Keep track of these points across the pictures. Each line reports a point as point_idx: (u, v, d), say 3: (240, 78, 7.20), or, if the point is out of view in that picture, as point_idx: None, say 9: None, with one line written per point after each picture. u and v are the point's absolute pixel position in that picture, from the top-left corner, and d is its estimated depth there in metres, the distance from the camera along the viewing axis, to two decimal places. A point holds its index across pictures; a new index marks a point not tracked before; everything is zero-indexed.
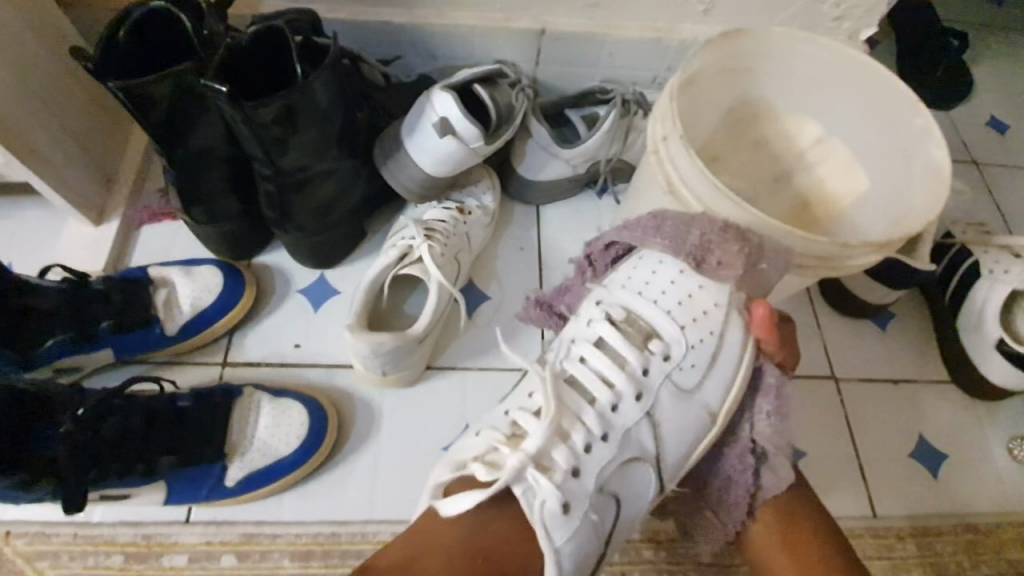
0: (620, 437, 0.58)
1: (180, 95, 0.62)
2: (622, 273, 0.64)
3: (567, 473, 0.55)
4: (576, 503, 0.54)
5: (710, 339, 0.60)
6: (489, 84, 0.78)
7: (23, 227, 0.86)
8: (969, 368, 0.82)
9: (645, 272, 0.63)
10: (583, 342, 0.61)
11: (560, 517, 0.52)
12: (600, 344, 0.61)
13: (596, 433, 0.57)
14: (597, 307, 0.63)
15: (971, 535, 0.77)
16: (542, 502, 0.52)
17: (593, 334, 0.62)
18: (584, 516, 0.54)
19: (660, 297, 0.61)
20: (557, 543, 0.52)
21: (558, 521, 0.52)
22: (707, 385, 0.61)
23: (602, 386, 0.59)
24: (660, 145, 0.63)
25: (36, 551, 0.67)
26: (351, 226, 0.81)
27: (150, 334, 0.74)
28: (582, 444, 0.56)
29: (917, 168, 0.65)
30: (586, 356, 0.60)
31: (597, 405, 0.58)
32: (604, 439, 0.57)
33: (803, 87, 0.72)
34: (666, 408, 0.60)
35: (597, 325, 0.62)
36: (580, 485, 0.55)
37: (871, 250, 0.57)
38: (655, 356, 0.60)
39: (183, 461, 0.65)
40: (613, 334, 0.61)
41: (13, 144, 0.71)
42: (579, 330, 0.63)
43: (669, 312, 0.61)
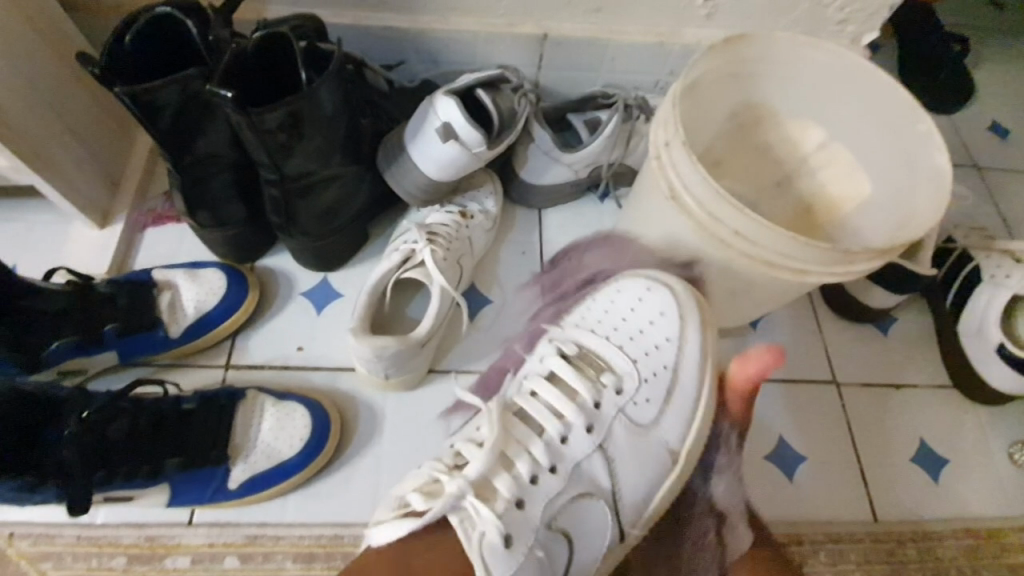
0: (569, 470, 0.57)
1: (186, 101, 0.62)
2: (577, 313, 0.67)
3: (511, 504, 0.54)
4: (520, 537, 0.53)
5: (664, 373, 0.60)
6: (492, 90, 0.78)
7: (29, 230, 0.87)
8: (970, 373, 0.82)
9: (600, 307, 0.66)
10: (534, 376, 0.62)
11: (502, 551, 0.52)
12: (553, 379, 0.62)
13: (543, 464, 0.57)
14: (549, 343, 0.64)
15: (972, 539, 0.76)
16: (480, 534, 0.52)
17: (545, 369, 0.62)
18: (527, 552, 0.53)
19: (613, 333, 0.63)
20: None
21: (499, 556, 0.51)
22: (665, 420, 0.60)
23: (551, 419, 0.59)
24: (661, 151, 0.63)
25: (40, 552, 0.67)
26: (354, 230, 0.82)
27: (154, 337, 0.75)
28: (526, 475, 0.56)
29: (918, 174, 0.65)
30: (536, 391, 0.61)
31: (544, 437, 0.58)
32: (552, 470, 0.57)
33: (805, 92, 0.72)
34: (620, 443, 0.59)
35: (548, 360, 0.62)
36: (525, 517, 0.54)
37: (872, 256, 0.57)
38: (608, 389, 0.60)
39: (189, 462, 0.66)
40: (562, 368, 0.61)
41: (19, 148, 0.72)
42: (532, 367, 0.63)
43: (621, 346, 0.62)
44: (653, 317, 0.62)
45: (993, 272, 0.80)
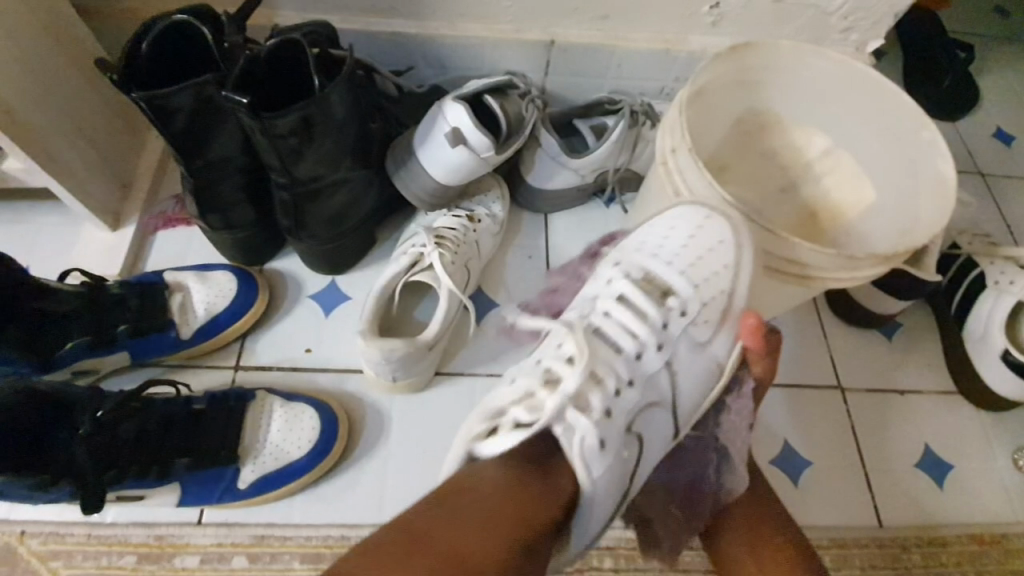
0: (644, 384, 0.55)
1: (200, 106, 0.63)
2: (634, 239, 0.62)
3: (598, 416, 0.51)
4: (612, 441, 0.50)
5: (725, 296, 0.58)
6: (500, 95, 0.79)
7: (41, 232, 0.88)
8: (975, 379, 0.82)
9: (660, 232, 0.61)
10: (605, 299, 0.58)
11: (598, 454, 0.49)
12: (621, 302, 0.58)
13: (624, 380, 0.54)
14: (615, 267, 0.60)
15: (977, 545, 0.77)
16: (574, 437, 0.49)
17: (614, 292, 0.58)
18: (618, 454, 0.51)
19: (674, 256, 0.59)
20: (595, 478, 0.49)
21: (596, 456, 0.49)
22: (718, 339, 0.58)
23: (626, 341, 0.55)
24: (668, 157, 0.64)
25: (50, 551, 0.68)
26: (362, 233, 0.83)
27: (164, 338, 0.76)
28: (613, 389, 0.53)
29: (923, 181, 0.66)
30: (608, 313, 0.57)
31: (621, 354, 0.55)
32: (631, 386, 0.54)
33: (810, 99, 0.73)
34: (683, 359, 0.57)
35: (617, 283, 0.59)
36: (614, 427, 0.51)
37: (877, 262, 0.58)
38: (676, 311, 0.57)
39: (198, 462, 0.67)
40: (632, 291, 0.58)
41: (34, 151, 0.73)
42: (599, 289, 0.60)
43: (682, 268, 0.58)
44: (713, 243, 0.58)
45: (997, 278, 0.81)
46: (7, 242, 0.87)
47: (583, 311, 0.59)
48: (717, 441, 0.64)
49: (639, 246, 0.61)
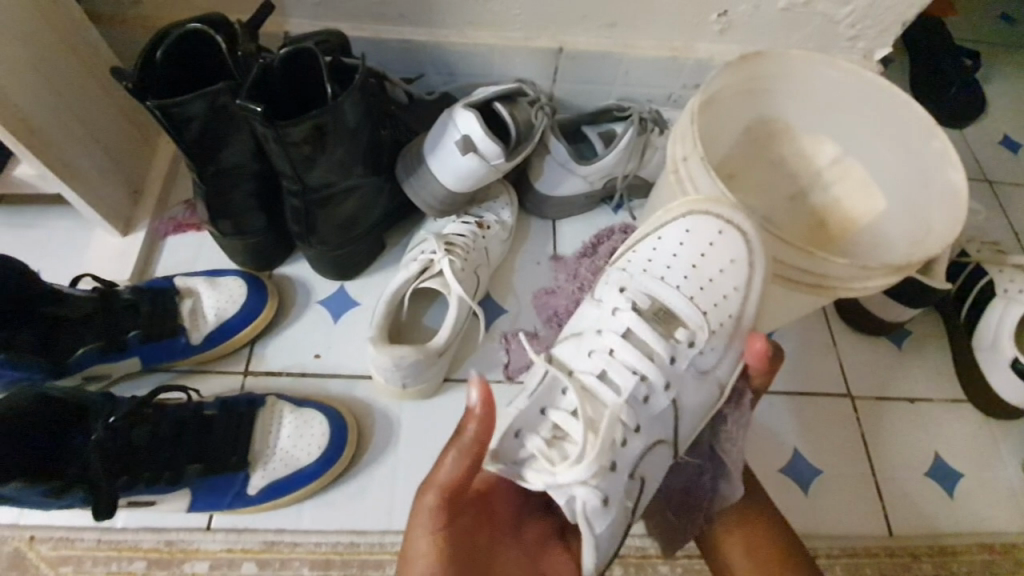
0: (648, 424, 0.56)
1: (213, 114, 0.64)
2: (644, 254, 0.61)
3: (604, 472, 0.52)
4: (614, 493, 0.53)
5: (730, 323, 0.58)
6: (509, 102, 0.79)
7: (52, 237, 0.89)
8: (985, 387, 0.82)
9: (669, 251, 0.60)
10: (610, 333, 0.58)
11: (600, 509, 0.51)
12: (627, 335, 0.58)
13: (630, 425, 0.55)
14: (623, 294, 0.59)
15: (988, 555, 0.76)
16: (581, 502, 0.51)
17: (621, 325, 0.58)
18: (619, 505, 0.53)
19: (683, 283, 0.59)
20: (597, 531, 0.52)
21: (598, 513, 0.51)
22: (723, 360, 0.59)
23: (637, 382, 0.56)
24: (679, 165, 0.64)
25: (61, 556, 0.68)
26: (372, 239, 0.83)
27: (176, 344, 0.76)
28: (618, 438, 0.54)
29: (934, 190, 0.66)
30: (615, 350, 0.58)
31: (625, 396, 0.56)
32: (636, 429, 0.56)
33: (820, 107, 0.73)
34: (687, 390, 0.58)
35: (623, 315, 0.58)
36: (617, 476, 0.53)
37: (890, 271, 0.58)
38: (683, 343, 0.57)
39: (209, 468, 0.67)
40: (640, 325, 0.58)
41: (47, 157, 0.74)
42: (605, 320, 0.59)
43: (691, 296, 0.58)
44: (723, 265, 0.59)
45: (1005, 286, 0.81)
46: (18, 247, 0.88)
47: (591, 345, 0.59)
48: (712, 449, 0.65)
49: (647, 267, 0.60)
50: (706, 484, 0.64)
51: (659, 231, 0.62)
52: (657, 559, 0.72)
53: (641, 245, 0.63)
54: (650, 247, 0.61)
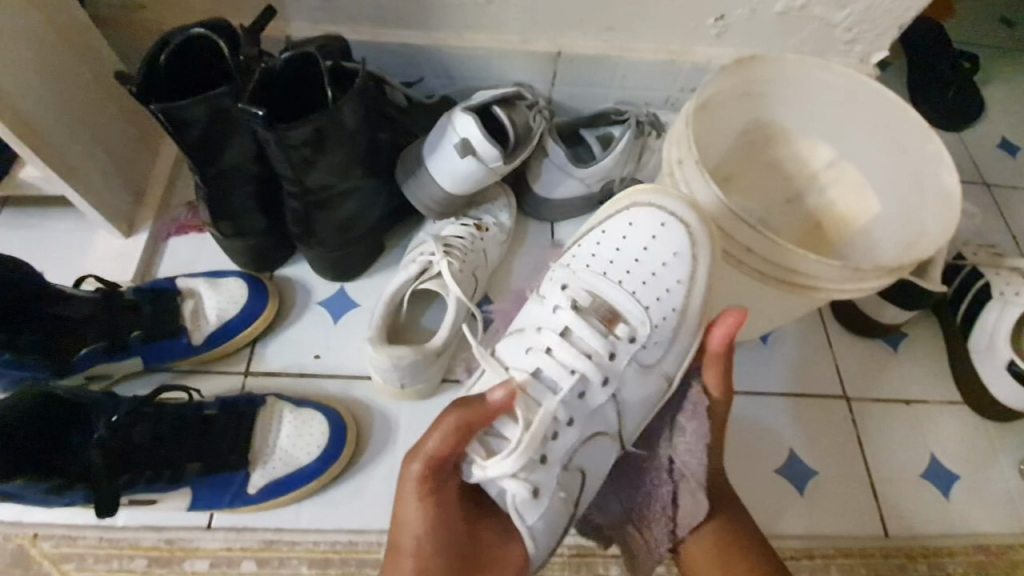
0: (585, 416, 0.60)
1: (216, 117, 0.65)
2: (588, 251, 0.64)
3: (532, 464, 0.55)
4: (545, 485, 0.56)
5: (673, 317, 0.61)
6: (507, 106, 0.80)
7: (57, 238, 0.90)
8: (981, 389, 0.83)
9: (613, 246, 0.63)
10: (549, 331, 0.61)
11: (530, 502, 0.55)
12: (565, 334, 0.61)
13: (562, 419, 0.58)
14: (563, 293, 0.62)
15: (984, 556, 0.76)
16: (512, 496, 0.55)
17: (559, 324, 0.61)
18: (552, 496, 0.57)
19: (625, 280, 0.62)
20: (529, 523, 0.56)
21: (528, 505, 0.55)
22: (669, 355, 0.62)
23: (570, 378, 0.59)
24: (674, 168, 0.65)
25: (63, 553, 0.69)
26: (372, 241, 0.84)
27: (177, 344, 0.77)
28: (549, 432, 0.57)
29: (927, 192, 0.67)
30: (552, 349, 0.60)
31: (560, 393, 0.59)
32: (570, 423, 0.59)
33: (815, 110, 0.74)
34: (628, 383, 0.61)
35: (562, 313, 0.62)
36: (548, 469, 0.57)
37: (882, 273, 0.58)
38: (622, 339, 0.60)
39: (209, 467, 0.68)
40: (577, 322, 0.61)
41: (51, 159, 0.75)
42: (546, 318, 0.63)
43: (633, 293, 0.61)
44: (667, 258, 0.61)
45: (1001, 289, 0.81)
46: (23, 248, 0.89)
47: (529, 342, 0.62)
48: (671, 463, 0.64)
49: (590, 262, 0.64)
50: (666, 497, 0.64)
51: (603, 224, 0.65)
52: None
53: (586, 239, 0.66)
54: (595, 239, 0.65)
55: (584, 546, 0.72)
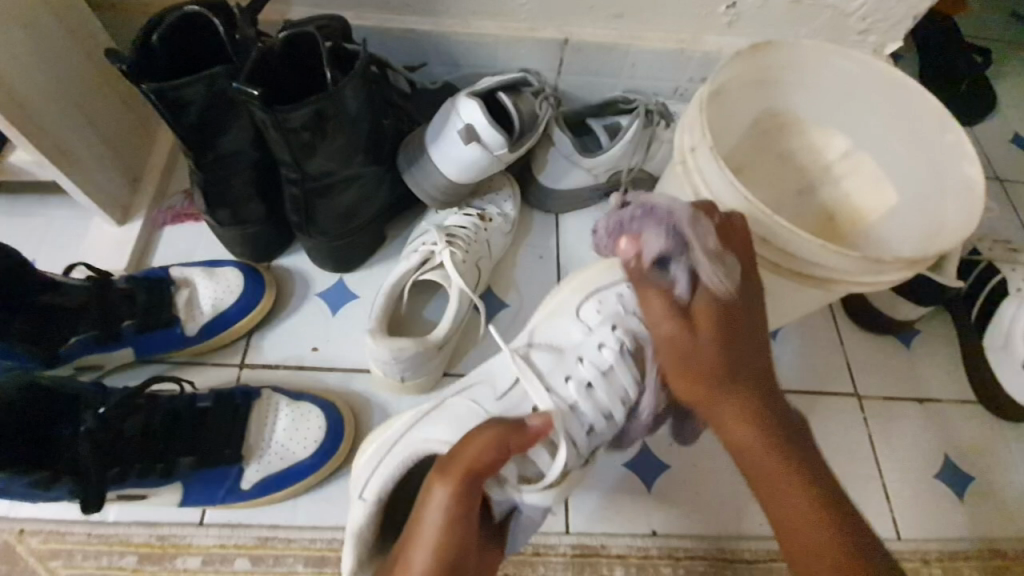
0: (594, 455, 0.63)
1: (212, 99, 0.62)
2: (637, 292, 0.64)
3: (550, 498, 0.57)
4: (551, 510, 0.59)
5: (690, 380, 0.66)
6: (513, 93, 0.77)
7: (48, 226, 0.87)
8: (995, 388, 0.80)
9: None
10: (591, 365, 0.62)
11: (534, 520, 0.58)
12: (607, 371, 0.62)
13: (584, 454, 0.60)
14: (613, 333, 0.63)
15: (999, 560, 0.74)
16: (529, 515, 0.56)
17: (602, 362, 0.62)
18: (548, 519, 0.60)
19: None
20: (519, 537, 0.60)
21: (529, 522, 0.58)
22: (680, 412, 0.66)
23: (602, 419, 0.61)
24: (686, 156, 0.62)
25: (50, 550, 0.66)
26: (372, 231, 0.82)
27: (171, 335, 0.75)
28: (574, 464, 0.59)
29: (946, 182, 0.64)
30: (591, 384, 0.61)
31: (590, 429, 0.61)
32: (587, 457, 0.61)
33: (831, 98, 0.71)
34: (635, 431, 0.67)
35: (608, 350, 0.62)
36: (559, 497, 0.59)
37: (904, 266, 0.56)
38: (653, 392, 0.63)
39: (202, 461, 0.65)
40: (621, 363, 0.62)
41: (42, 143, 0.72)
42: (590, 349, 0.63)
43: None
44: None
45: (1018, 285, 0.81)
46: (14, 235, 0.86)
47: (569, 369, 0.63)
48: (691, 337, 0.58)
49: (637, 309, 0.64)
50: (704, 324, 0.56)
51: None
52: (660, 560, 0.70)
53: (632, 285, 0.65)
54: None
55: (588, 545, 0.70)
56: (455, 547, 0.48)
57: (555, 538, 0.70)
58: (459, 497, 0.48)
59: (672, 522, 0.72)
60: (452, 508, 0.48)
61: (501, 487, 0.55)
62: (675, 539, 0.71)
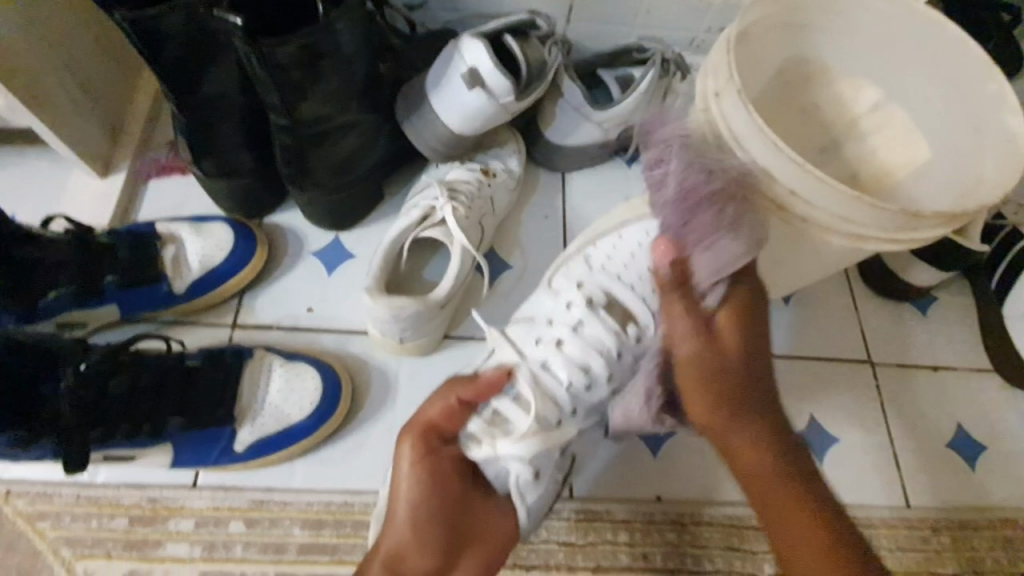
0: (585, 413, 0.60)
1: (193, 32, 0.57)
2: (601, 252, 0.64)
3: (536, 451, 0.55)
4: (546, 469, 0.56)
5: None
6: (520, 37, 0.72)
7: (25, 177, 0.82)
8: (1014, 356, 0.78)
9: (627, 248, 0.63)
10: (560, 325, 0.61)
11: (531, 483, 0.55)
12: (577, 329, 0.60)
13: (566, 409, 0.58)
14: (580, 294, 0.61)
15: (1009, 530, 0.73)
16: (514, 475, 0.54)
17: (573, 320, 0.60)
18: (550, 480, 0.57)
19: (637, 282, 0.62)
20: (528, 502, 0.56)
21: (529, 486, 0.55)
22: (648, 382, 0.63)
23: (580, 374, 0.59)
24: (710, 102, 0.58)
25: (38, 511, 0.64)
26: (368, 186, 0.77)
27: (157, 292, 0.71)
28: (554, 419, 0.57)
29: (986, 138, 0.60)
30: (564, 342, 0.60)
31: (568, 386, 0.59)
32: (572, 414, 0.59)
33: (863, 44, 0.66)
34: None
35: (577, 308, 0.61)
36: (549, 453, 0.56)
37: (941, 221, 0.52)
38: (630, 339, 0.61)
39: (192, 422, 0.63)
40: (591, 318, 0.60)
41: (14, 83, 0.67)
42: (557, 310, 0.62)
43: (645, 297, 0.62)
44: None
45: None
46: None
47: (541, 332, 0.61)
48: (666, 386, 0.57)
49: (605, 265, 0.63)
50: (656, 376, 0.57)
51: (619, 229, 0.64)
52: (665, 525, 0.69)
53: (598, 244, 0.65)
54: (609, 245, 0.64)
55: (591, 511, 0.68)
56: (422, 493, 0.54)
57: (558, 502, 0.68)
58: (421, 449, 0.55)
59: (678, 489, 0.71)
60: (417, 459, 0.55)
61: (478, 444, 0.56)
62: (681, 505, 0.70)
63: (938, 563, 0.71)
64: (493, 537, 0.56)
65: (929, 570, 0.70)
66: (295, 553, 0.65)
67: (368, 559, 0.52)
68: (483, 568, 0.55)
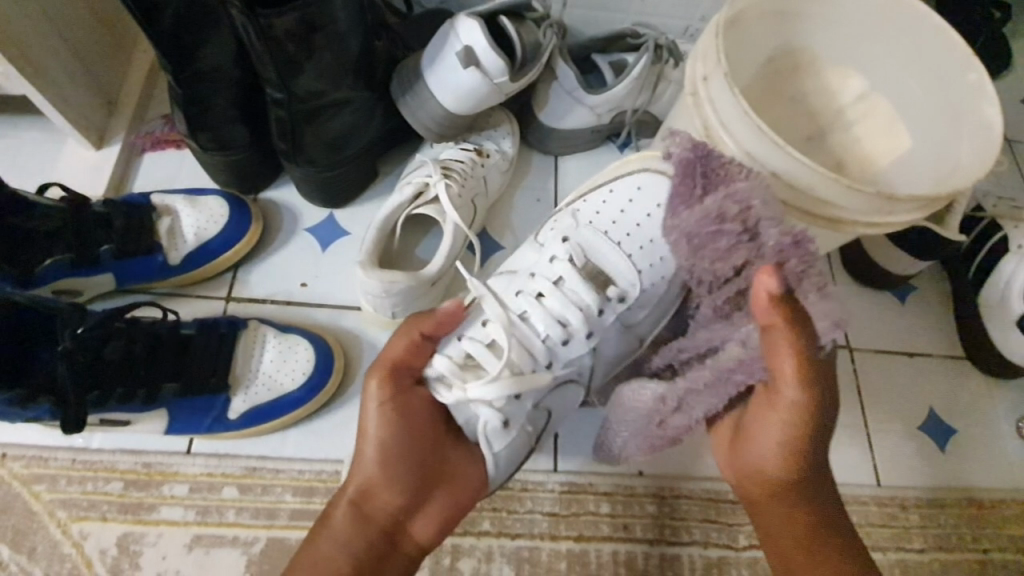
0: (563, 367, 0.61)
1: (189, 3, 0.58)
2: (591, 208, 0.64)
3: (507, 398, 0.56)
4: (516, 419, 0.57)
5: (666, 284, 0.63)
6: (515, 19, 0.72)
7: (20, 147, 0.82)
8: (985, 344, 0.81)
9: (619, 204, 0.63)
10: (542, 279, 0.61)
11: (500, 431, 0.56)
12: (559, 283, 0.61)
13: (542, 362, 0.59)
14: (562, 245, 0.62)
15: (975, 509, 0.76)
16: (483, 422, 0.56)
17: (554, 274, 0.61)
18: (520, 429, 0.58)
19: (625, 239, 0.62)
20: (495, 449, 0.57)
21: (497, 434, 0.56)
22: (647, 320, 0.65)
23: (558, 328, 0.60)
24: (698, 86, 0.59)
25: (34, 475, 0.66)
26: (363, 163, 0.78)
27: (152, 262, 0.72)
28: (529, 370, 0.58)
29: (962, 129, 0.62)
30: (544, 295, 0.61)
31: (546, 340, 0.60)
32: (548, 367, 0.59)
33: (849, 35, 0.68)
34: (610, 341, 0.64)
35: (559, 263, 0.61)
36: (520, 404, 0.57)
37: (915, 206, 0.54)
38: (611, 300, 0.61)
39: (187, 388, 0.64)
40: (572, 273, 0.61)
41: (10, 51, 0.67)
42: (540, 263, 0.63)
43: (630, 255, 0.62)
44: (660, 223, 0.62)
45: (1020, 242, 0.78)
46: None
47: (521, 285, 0.62)
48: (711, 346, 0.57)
49: (592, 221, 0.63)
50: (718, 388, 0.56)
51: (611, 184, 0.65)
52: (645, 498, 0.71)
53: (586, 199, 0.65)
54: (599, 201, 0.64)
55: (575, 483, 0.71)
56: (388, 431, 0.55)
57: (543, 475, 0.71)
58: (388, 387, 0.56)
59: (658, 464, 0.73)
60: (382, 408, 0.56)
61: (449, 387, 0.56)
62: (661, 480, 0.72)
63: (906, 539, 0.74)
64: (460, 479, 0.57)
65: (897, 546, 0.73)
66: (286, 519, 0.66)
67: (335, 502, 0.55)
68: (449, 506, 0.57)
